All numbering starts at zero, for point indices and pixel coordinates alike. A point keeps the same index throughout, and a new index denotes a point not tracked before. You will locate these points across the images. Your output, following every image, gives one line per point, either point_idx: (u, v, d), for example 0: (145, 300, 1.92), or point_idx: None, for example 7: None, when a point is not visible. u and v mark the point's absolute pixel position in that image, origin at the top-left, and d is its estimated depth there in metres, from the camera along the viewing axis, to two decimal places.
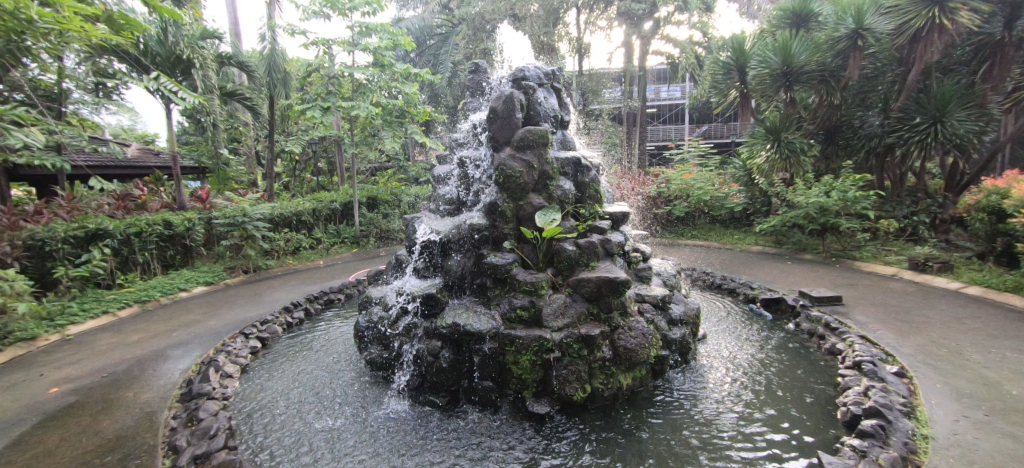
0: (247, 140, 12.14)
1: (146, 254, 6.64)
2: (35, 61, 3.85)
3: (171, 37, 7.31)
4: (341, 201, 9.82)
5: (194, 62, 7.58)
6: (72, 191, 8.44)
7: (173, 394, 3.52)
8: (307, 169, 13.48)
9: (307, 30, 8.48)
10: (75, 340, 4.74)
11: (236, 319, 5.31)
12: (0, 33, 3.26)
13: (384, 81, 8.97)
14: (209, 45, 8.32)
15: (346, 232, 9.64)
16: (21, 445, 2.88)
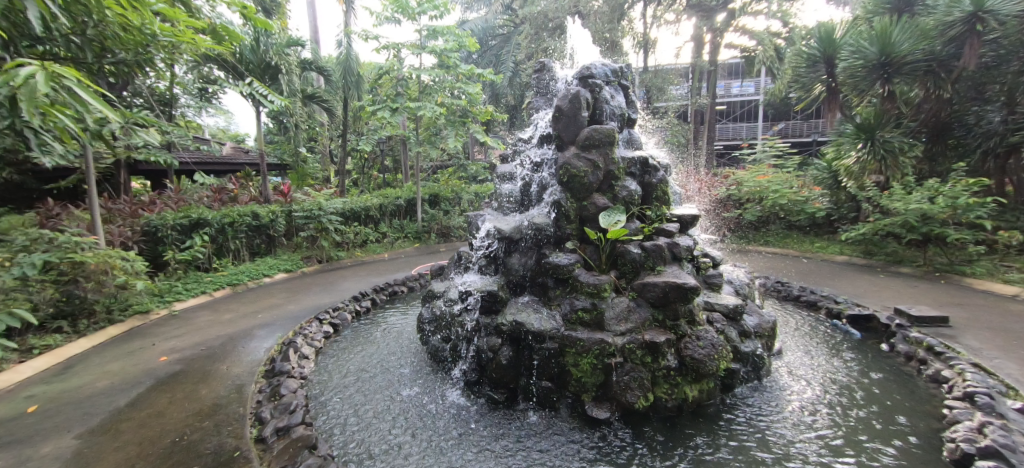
0: (323, 138, 13.00)
1: (237, 242, 7.32)
2: (155, 69, 4.37)
3: (262, 45, 7.97)
4: (405, 198, 10.22)
5: (280, 67, 8.24)
6: (179, 184, 9.48)
7: (259, 369, 3.87)
8: (375, 167, 14.20)
9: (379, 35, 8.94)
10: (179, 316, 5.35)
11: (312, 304, 5.73)
12: (131, 47, 3.80)
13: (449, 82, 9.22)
14: (293, 51, 9.01)
15: (409, 227, 10.04)
16: (139, 404, 3.31)
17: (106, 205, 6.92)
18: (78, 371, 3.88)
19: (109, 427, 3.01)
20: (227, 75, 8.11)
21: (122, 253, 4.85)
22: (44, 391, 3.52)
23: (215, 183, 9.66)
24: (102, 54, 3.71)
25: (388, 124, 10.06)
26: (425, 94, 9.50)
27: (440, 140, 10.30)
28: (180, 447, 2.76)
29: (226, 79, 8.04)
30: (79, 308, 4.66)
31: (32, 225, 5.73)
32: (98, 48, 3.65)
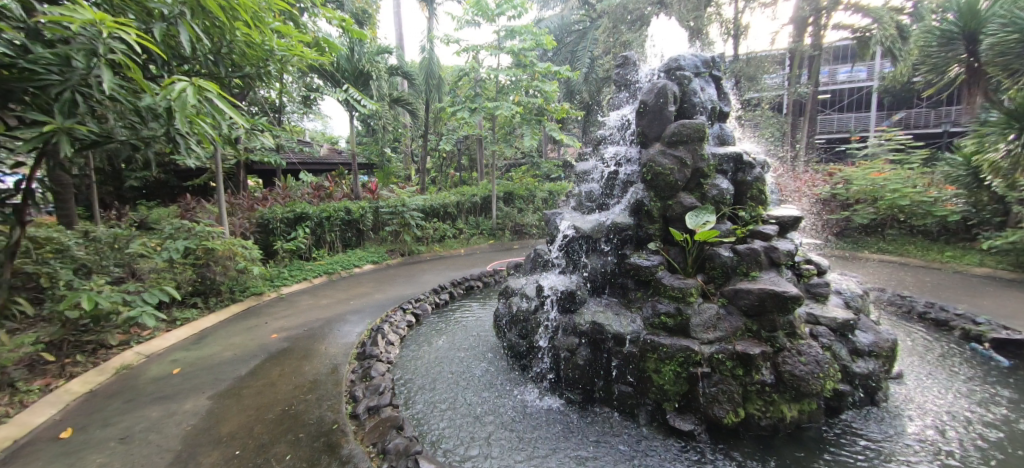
0: (407, 138, 13.72)
1: (332, 235, 7.99)
2: (268, 79, 4.88)
3: (356, 54, 8.61)
4: (482, 195, 10.48)
5: (371, 74, 8.84)
6: (285, 182, 10.56)
7: (352, 351, 4.20)
8: (453, 165, 14.73)
9: (460, 39, 9.24)
10: (286, 299, 5.97)
11: (397, 295, 6.10)
12: (254, 60, 4.30)
13: (525, 81, 9.26)
14: (382, 58, 9.62)
15: (484, 224, 10.29)
16: (256, 374, 3.75)
17: (228, 200, 7.92)
18: (208, 342, 4.49)
19: (232, 392, 3.45)
20: (327, 82, 8.88)
21: (242, 241, 5.52)
22: (183, 357, 4.13)
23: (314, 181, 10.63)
24: (231, 68, 4.27)
25: (466, 124, 10.37)
26: (502, 94, 9.66)
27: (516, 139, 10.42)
28: (288, 415, 3.09)
29: (325, 86, 8.80)
30: (208, 288, 5.39)
31: (175, 216, 6.72)
32: (229, 63, 4.21)
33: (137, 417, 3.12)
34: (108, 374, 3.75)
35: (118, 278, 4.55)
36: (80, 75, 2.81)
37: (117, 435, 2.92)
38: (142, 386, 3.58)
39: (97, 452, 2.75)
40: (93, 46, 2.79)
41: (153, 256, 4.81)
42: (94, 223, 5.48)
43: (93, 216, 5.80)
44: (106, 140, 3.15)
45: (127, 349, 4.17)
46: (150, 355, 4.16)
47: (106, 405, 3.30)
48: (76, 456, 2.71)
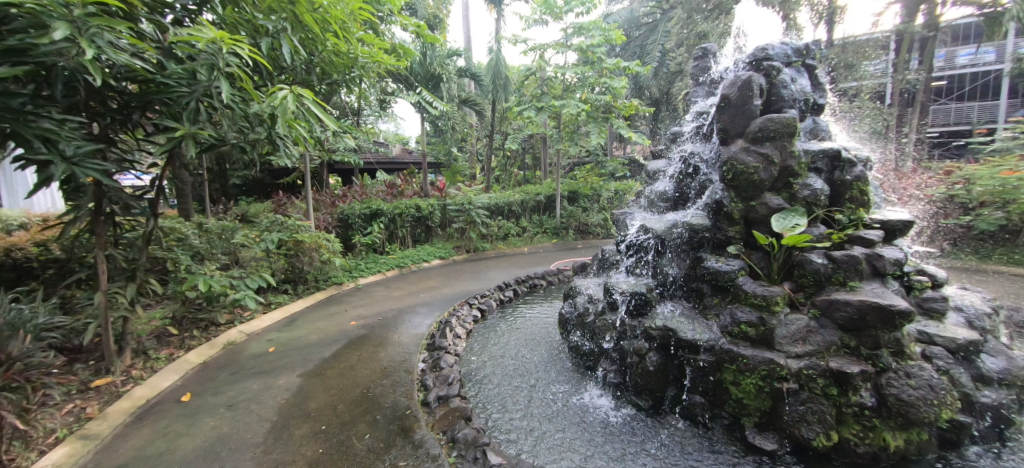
0: (473, 137, 14.03)
1: (403, 230, 8.38)
2: (349, 84, 5.20)
3: (429, 57, 8.93)
4: (546, 194, 10.44)
5: (442, 76, 9.17)
6: (361, 181, 11.23)
7: (422, 341, 4.38)
8: (517, 164, 14.85)
9: (528, 38, 9.27)
10: (362, 290, 6.36)
11: (464, 290, 6.26)
12: (339, 67, 4.61)
13: (593, 78, 9.07)
14: (452, 61, 9.91)
15: (548, 223, 10.25)
16: (338, 357, 4.04)
17: (313, 197, 8.57)
18: (298, 325, 4.90)
19: (318, 372, 3.74)
20: (402, 86, 9.32)
21: (325, 234, 5.96)
22: (277, 337, 4.54)
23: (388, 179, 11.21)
24: (319, 75, 4.63)
25: (532, 124, 10.39)
26: (569, 92, 9.55)
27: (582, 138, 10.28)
28: (367, 398, 3.28)
29: (399, 89, 9.23)
30: (297, 276, 5.88)
31: (269, 211, 7.40)
32: (317, 70, 4.56)
33: (240, 389, 3.48)
34: (216, 348, 4.22)
35: (224, 265, 5.10)
36: (203, 87, 3.18)
37: (224, 402, 3.28)
38: (244, 361, 3.99)
39: (210, 416, 3.11)
40: (214, 62, 3.14)
41: (252, 246, 5.33)
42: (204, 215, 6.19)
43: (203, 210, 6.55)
44: (220, 143, 3.56)
45: (232, 328, 4.67)
46: (250, 334, 4.62)
47: (216, 376, 3.72)
48: (193, 418, 3.08)
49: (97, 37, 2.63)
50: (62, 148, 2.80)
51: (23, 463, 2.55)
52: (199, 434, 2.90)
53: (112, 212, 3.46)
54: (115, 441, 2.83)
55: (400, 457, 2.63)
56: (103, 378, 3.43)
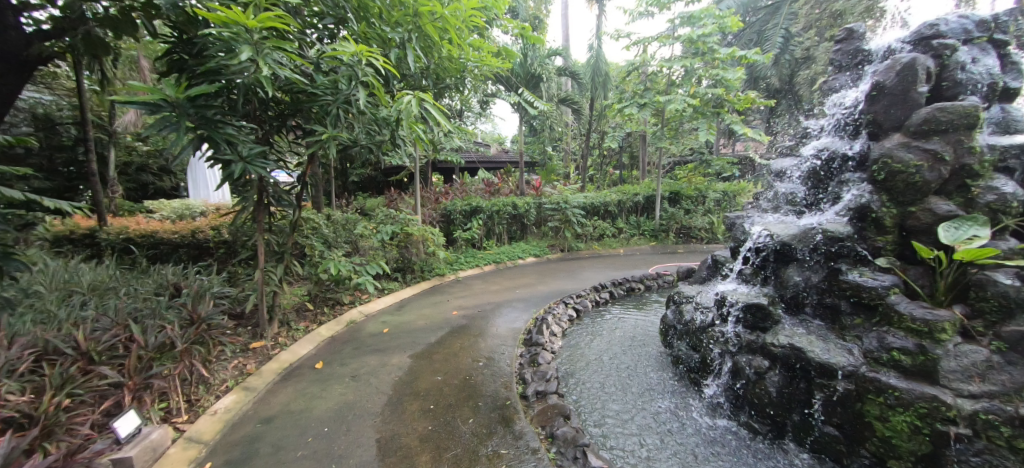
0: (571, 136, 13.91)
1: (500, 227, 8.62)
2: (455, 85, 5.47)
3: (530, 58, 9.11)
4: (645, 194, 9.96)
5: (542, 76, 9.29)
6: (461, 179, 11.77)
7: (520, 336, 4.46)
8: (615, 163, 14.41)
9: (631, 33, 8.93)
10: (462, 282, 6.66)
11: (559, 288, 6.22)
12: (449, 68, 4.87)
13: (702, 70, 8.44)
14: (552, 60, 9.96)
15: (646, 225, 9.75)
16: (442, 343, 4.29)
17: (419, 193, 9.21)
18: (406, 311, 5.30)
19: (426, 355, 4.01)
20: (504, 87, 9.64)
21: (431, 228, 6.38)
22: (389, 320, 4.96)
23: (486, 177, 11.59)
24: (432, 78, 4.98)
25: (633, 121, 10.01)
26: (674, 87, 9.02)
27: (688, 134, 9.64)
28: (470, 384, 3.44)
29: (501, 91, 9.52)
30: (406, 265, 6.37)
31: (381, 205, 8.12)
32: (430, 73, 4.90)
33: (360, 362, 3.86)
34: (341, 325, 4.75)
35: (347, 251, 5.71)
36: (343, 96, 3.60)
37: (349, 373, 3.67)
38: (363, 338, 4.43)
39: (337, 383, 3.50)
40: (354, 73, 3.59)
41: (370, 236, 5.88)
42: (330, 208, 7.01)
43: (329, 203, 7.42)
44: (352, 143, 3.97)
45: (352, 308, 5.21)
46: (367, 315, 5.11)
47: (341, 349, 4.18)
48: (324, 383, 3.49)
49: (270, 57, 3.13)
50: (240, 150, 3.38)
51: (205, 404, 3.10)
52: (330, 398, 3.28)
53: (270, 203, 4.07)
54: (266, 395, 3.33)
55: (501, 445, 2.71)
56: (257, 342, 4.05)
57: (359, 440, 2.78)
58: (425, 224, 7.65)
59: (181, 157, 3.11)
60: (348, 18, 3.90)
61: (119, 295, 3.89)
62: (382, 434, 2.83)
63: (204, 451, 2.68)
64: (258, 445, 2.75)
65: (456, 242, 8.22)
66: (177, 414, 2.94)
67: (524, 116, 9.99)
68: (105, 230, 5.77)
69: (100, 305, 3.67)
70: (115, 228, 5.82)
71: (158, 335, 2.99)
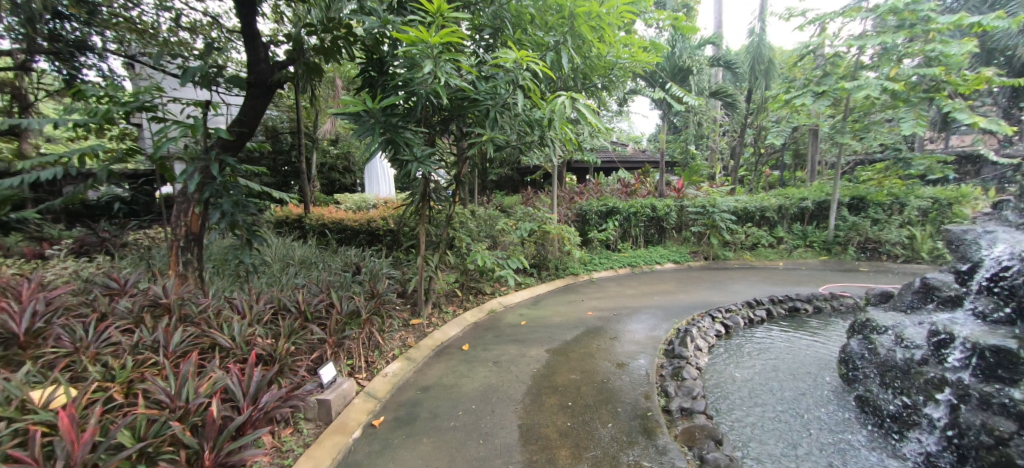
0: (722, 134, 12.70)
1: (636, 229, 8.31)
2: (603, 81, 5.43)
3: (679, 50, 8.61)
4: (815, 199, 8.57)
5: (692, 69, 8.74)
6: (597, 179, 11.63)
7: (660, 345, 4.22)
8: (775, 164, 12.74)
9: (807, 10, 7.79)
10: (595, 283, 6.59)
11: (703, 299, 5.72)
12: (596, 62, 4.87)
13: (903, 47, 6.97)
14: (704, 50, 9.27)
15: (815, 235, 8.36)
16: (578, 342, 4.31)
17: (555, 192, 9.38)
18: (542, 306, 5.46)
19: (562, 351, 4.08)
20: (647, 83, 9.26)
21: (569, 227, 6.48)
22: (527, 312, 5.18)
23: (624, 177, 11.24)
24: (580, 79, 5.03)
25: (803, 113, 8.69)
26: (862, 71, 7.63)
27: (881, 127, 8.02)
28: (607, 387, 3.41)
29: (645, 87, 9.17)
30: (542, 262, 6.61)
31: (520, 204, 8.49)
32: (579, 73, 4.94)
33: (502, 350, 4.11)
34: (483, 313, 5.12)
35: (489, 245, 6.10)
36: (502, 99, 3.85)
37: (491, 358, 3.94)
38: (503, 328, 4.70)
39: (482, 366, 3.78)
40: (514, 78, 3.89)
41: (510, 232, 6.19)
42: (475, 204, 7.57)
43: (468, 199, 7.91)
44: (505, 144, 4.21)
45: (493, 298, 5.59)
46: (505, 306, 5.42)
47: (484, 335, 4.50)
48: (471, 365, 3.81)
49: (445, 68, 3.49)
50: (415, 151, 3.86)
51: (378, 367, 3.63)
52: (475, 378, 3.57)
53: (432, 198, 4.55)
54: (423, 367, 3.76)
55: (643, 457, 2.62)
56: (415, 320, 4.59)
57: (502, 422, 2.96)
58: (561, 222, 7.78)
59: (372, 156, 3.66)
60: (504, 27, 4.09)
61: (319, 269, 4.80)
62: (523, 420, 2.98)
63: (376, 406, 3.14)
64: (418, 409, 3.12)
65: (590, 242, 8.17)
66: (358, 371, 3.49)
67: (669, 113, 9.46)
68: (309, 216, 7.21)
69: (306, 275, 4.59)
70: (316, 215, 7.23)
71: (348, 305, 3.60)
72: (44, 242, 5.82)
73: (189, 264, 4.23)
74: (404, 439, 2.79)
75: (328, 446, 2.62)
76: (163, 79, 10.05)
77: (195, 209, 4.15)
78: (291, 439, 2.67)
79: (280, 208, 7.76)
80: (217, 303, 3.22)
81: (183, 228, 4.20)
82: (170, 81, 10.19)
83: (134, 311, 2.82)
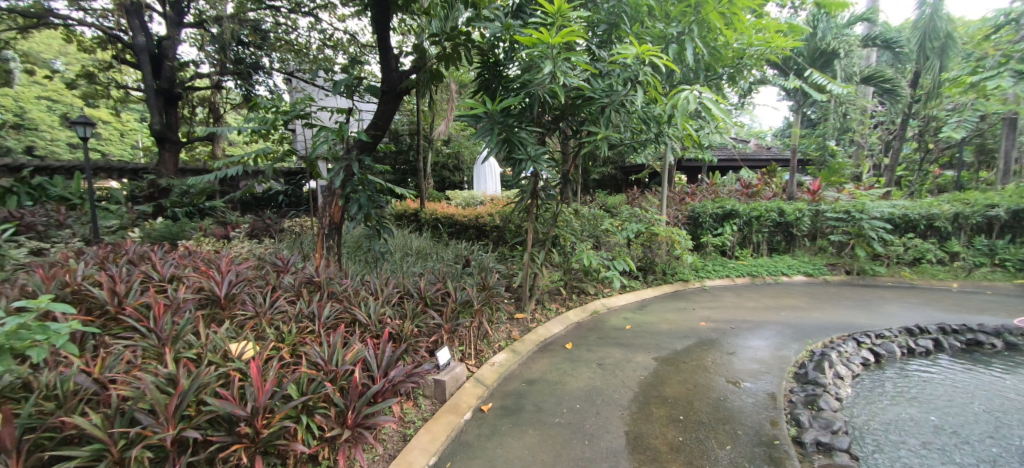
0: (872, 127, 10.94)
1: (760, 235, 7.55)
2: (729, 71, 5.03)
3: (820, 32, 7.65)
4: (1007, 207, 6.93)
5: (839, 52, 7.70)
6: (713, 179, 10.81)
7: (789, 366, 3.78)
8: (947, 163, 10.58)
9: None
10: (709, 291, 6.13)
11: (843, 319, 5.00)
12: (723, 46, 4.55)
13: None
14: (854, 29, 8.10)
15: (1005, 251, 6.77)
16: (690, 353, 4.07)
17: (665, 192, 8.93)
18: (649, 311, 5.24)
19: (672, 361, 3.89)
20: (778, 73, 8.45)
21: (680, 229, 6.11)
22: (632, 317, 5.02)
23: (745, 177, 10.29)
24: (703, 71, 4.72)
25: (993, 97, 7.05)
26: None
27: None
28: (724, 406, 3.17)
29: (775, 76, 8.32)
30: (649, 266, 6.33)
31: (627, 204, 8.25)
32: (702, 65, 4.65)
33: (606, 353, 4.04)
34: (586, 313, 5.09)
35: (595, 245, 6.03)
36: (619, 96, 3.75)
37: (595, 360, 3.90)
38: (607, 330, 4.62)
39: (586, 367, 3.76)
40: (632, 74, 3.79)
41: (615, 233, 6.07)
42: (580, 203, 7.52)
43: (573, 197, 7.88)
44: (619, 143, 4.11)
45: (596, 299, 5.50)
46: (610, 308, 5.31)
47: (588, 335, 4.47)
48: (575, 364, 3.81)
49: (563, 68, 3.51)
50: (529, 150, 3.96)
51: (486, 356, 3.81)
52: (579, 378, 3.56)
53: (541, 196, 4.64)
54: (528, 361, 3.86)
55: None
56: (520, 314, 4.72)
57: (608, 426, 2.92)
58: (672, 224, 7.36)
59: (490, 155, 3.84)
60: (621, 21, 3.95)
61: (434, 260, 5.18)
62: (630, 428, 2.91)
63: (484, 392, 3.30)
64: (523, 401, 3.21)
65: (704, 247, 7.63)
66: (469, 357, 3.71)
67: (803, 104, 8.49)
68: (425, 211, 7.78)
69: (423, 265, 4.98)
70: (431, 210, 7.78)
71: (462, 295, 3.83)
72: (226, 226, 7.12)
73: (331, 249, 4.85)
74: (511, 428, 2.90)
75: (442, 424, 2.83)
76: (314, 90, 11.66)
77: (338, 202, 4.74)
78: (410, 412, 2.94)
79: (400, 202, 8.49)
80: (355, 284, 3.65)
81: (327, 218, 4.82)
82: (319, 92, 11.78)
83: (294, 286, 3.32)
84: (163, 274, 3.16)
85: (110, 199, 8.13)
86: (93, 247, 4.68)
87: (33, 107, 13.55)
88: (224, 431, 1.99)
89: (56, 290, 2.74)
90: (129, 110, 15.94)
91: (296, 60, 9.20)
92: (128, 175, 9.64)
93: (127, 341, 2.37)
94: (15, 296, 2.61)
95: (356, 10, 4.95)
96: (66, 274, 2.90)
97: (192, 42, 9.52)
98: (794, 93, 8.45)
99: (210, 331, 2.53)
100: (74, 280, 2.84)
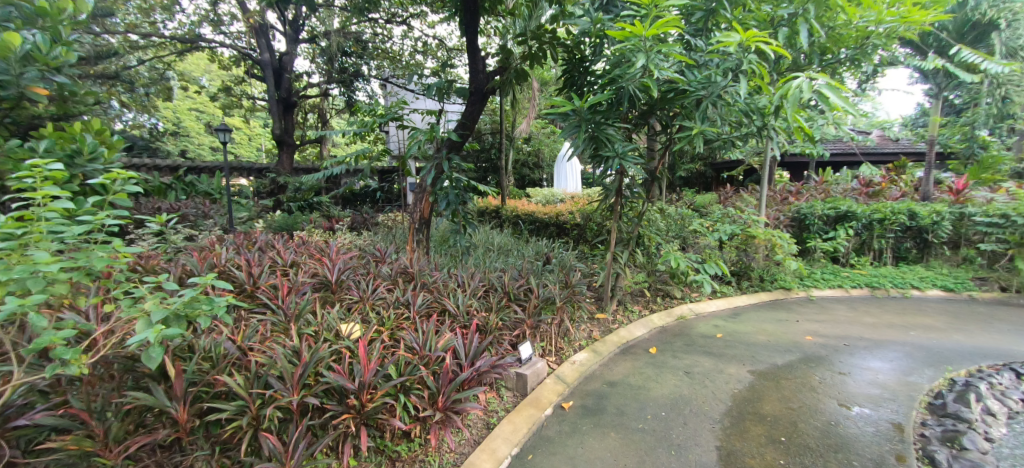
0: None
1: (883, 241, 6.65)
2: (854, 53, 4.49)
3: (972, 1, 6.52)
4: None
5: (999, 22, 6.50)
6: (823, 176, 9.75)
7: (921, 395, 3.30)
8: None
9: None
10: (817, 302, 5.55)
11: (997, 345, 4.23)
12: (845, 24, 4.10)
13: None
14: None
15: None
16: (793, 368, 3.72)
17: (766, 191, 8.22)
18: (743, 320, 4.88)
19: (770, 376, 3.59)
20: (913, 52, 7.45)
21: (782, 232, 5.61)
22: (722, 325, 4.71)
23: (863, 174, 9.14)
24: (818, 55, 4.27)
25: None
26: None
27: None
28: (835, 431, 2.86)
29: (910, 56, 7.26)
30: (744, 271, 5.87)
31: (720, 203, 7.73)
32: (817, 49, 4.20)
33: (693, 361, 3.84)
34: (672, 317, 4.87)
35: (684, 246, 5.74)
36: (718, 87, 3.50)
37: (682, 367, 3.72)
38: (695, 336, 4.39)
39: (671, 374, 3.61)
40: (735, 64, 3.54)
41: (707, 234, 5.73)
42: (667, 202, 7.17)
43: (659, 196, 7.53)
44: (717, 139, 3.87)
45: (683, 303, 5.24)
46: (697, 313, 5.03)
47: (673, 341, 4.28)
48: (659, 370, 3.66)
49: (657, 59, 3.38)
50: (617, 147, 3.88)
51: (567, 354, 3.81)
52: (664, 385, 3.43)
53: (626, 194, 4.52)
54: (609, 363, 3.78)
55: None
56: (601, 314, 4.64)
57: (698, 438, 2.79)
58: (773, 226, 6.74)
59: (577, 151, 3.82)
60: (721, 6, 3.67)
61: (517, 256, 5.29)
62: (723, 443, 2.74)
63: (566, 390, 3.30)
64: (605, 402, 3.17)
65: (811, 252, 6.91)
66: (550, 354, 3.74)
67: (945, 88, 7.31)
68: (507, 208, 7.93)
69: (506, 261, 5.10)
70: (513, 208, 7.91)
71: (545, 292, 3.86)
72: (331, 219, 7.87)
73: (421, 243, 5.14)
74: (592, 428, 2.87)
75: (524, 417, 2.89)
76: (408, 94, 12.43)
77: (428, 199, 5.01)
78: (494, 402, 3.04)
79: (484, 199, 8.73)
80: (445, 276, 3.85)
81: (418, 214, 5.12)
82: (412, 94, 12.52)
83: (391, 275, 3.60)
84: (285, 259, 3.59)
85: (241, 194, 9.39)
86: (231, 235, 5.45)
87: (186, 117, 16.04)
88: (336, 402, 2.23)
89: (208, 270, 3.25)
90: (256, 117, 18.24)
91: (393, 66, 9.86)
92: (254, 174, 11.02)
93: (261, 316, 2.74)
94: (180, 272, 3.15)
95: (447, 15, 5.13)
96: (213, 256, 3.42)
97: (307, 55, 10.66)
98: (933, 75, 7.32)
99: (324, 312, 2.82)
100: (221, 261, 3.34)
